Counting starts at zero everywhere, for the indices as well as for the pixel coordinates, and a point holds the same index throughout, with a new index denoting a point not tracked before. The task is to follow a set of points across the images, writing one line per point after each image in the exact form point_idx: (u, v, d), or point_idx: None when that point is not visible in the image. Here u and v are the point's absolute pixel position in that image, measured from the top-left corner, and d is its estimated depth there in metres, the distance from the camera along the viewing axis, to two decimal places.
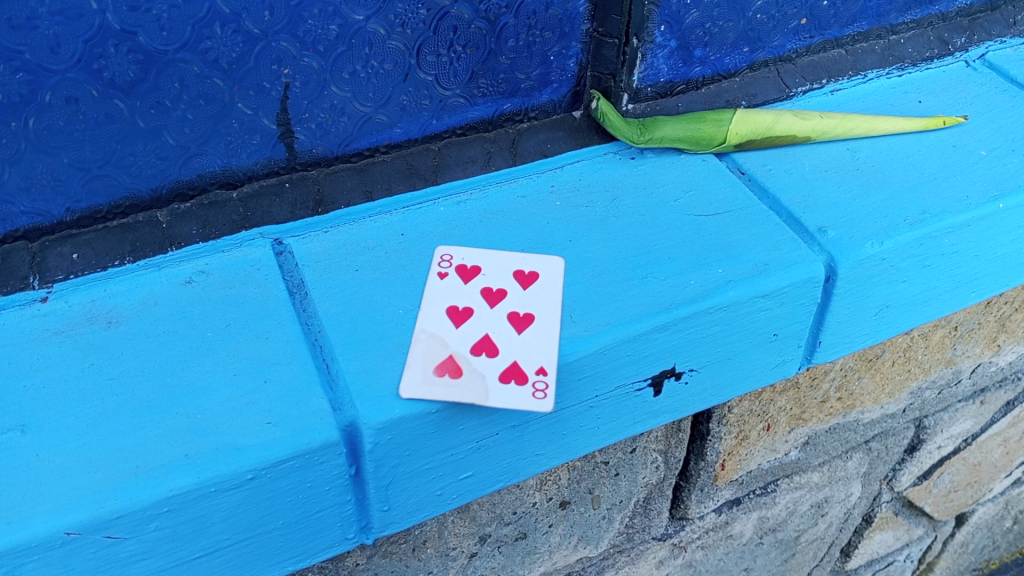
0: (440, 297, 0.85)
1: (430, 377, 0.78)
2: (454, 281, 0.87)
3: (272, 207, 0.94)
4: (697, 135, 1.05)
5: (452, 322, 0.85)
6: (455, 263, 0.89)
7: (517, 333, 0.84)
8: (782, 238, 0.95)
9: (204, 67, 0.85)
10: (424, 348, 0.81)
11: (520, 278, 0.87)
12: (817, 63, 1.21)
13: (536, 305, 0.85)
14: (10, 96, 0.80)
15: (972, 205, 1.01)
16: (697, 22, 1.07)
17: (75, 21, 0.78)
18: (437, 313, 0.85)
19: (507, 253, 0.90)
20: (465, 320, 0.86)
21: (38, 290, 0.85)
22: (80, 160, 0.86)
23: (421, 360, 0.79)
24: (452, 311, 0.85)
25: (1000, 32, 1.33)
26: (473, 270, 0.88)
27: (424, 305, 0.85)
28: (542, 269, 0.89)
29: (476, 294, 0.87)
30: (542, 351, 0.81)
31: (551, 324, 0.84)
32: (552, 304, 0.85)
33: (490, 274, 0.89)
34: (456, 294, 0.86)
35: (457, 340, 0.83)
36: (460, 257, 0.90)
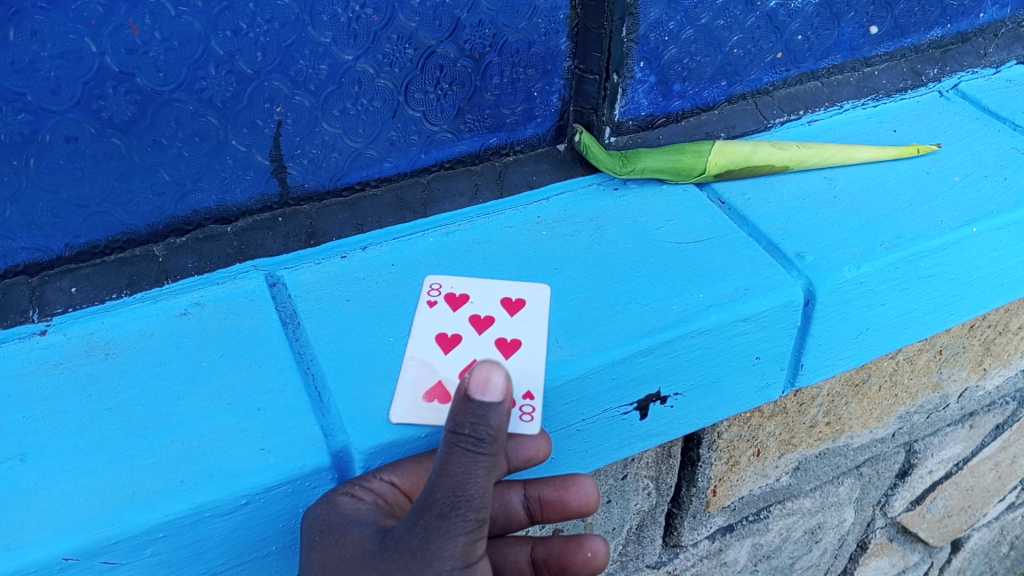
0: (428, 326, 0.88)
1: (419, 403, 0.80)
2: (443, 308, 0.89)
3: (266, 240, 0.96)
4: (678, 166, 1.08)
5: (441, 350, 0.87)
6: (443, 291, 0.91)
7: (506, 359, 0.86)
8: (761, 264, 0.98)
9: (199, 106, 0.87)
10: (413, 376, 0.83)
11: (508, 305, 0.90)
12: (794, 96, 1.24)
13: (522, 332, 0.88)
14: (12, 136, 0.81)
15: (947, 229, 1.04)
16: (675, 58, 1.10)
17: (75, 64, 0.80)
18: (426, 341, 0.87)
19: (493, 281, 0.93)
20: (453, 347, 0.88)
21: (37, 323, 0.87)
22: (79, 197, 0.88)
23: (409, 389, 0.81)
24: (441, 338, 0.87)
25: (971, 63, 1.38)
26: (461, 297, 0.91)
27: (413, 334, 0.87)
28: (528, 296, 0.91)
29: (465, 321, 0.89)
30: (531, 377, 0.83)
31: (537, 350, 0.86)
32: (537, 330, 0.88)
33: (478, 302, 0.91)
34: (443, 322, 0.88)
35: (446, 368, 0.85)
36: (449, 285, 0.92)
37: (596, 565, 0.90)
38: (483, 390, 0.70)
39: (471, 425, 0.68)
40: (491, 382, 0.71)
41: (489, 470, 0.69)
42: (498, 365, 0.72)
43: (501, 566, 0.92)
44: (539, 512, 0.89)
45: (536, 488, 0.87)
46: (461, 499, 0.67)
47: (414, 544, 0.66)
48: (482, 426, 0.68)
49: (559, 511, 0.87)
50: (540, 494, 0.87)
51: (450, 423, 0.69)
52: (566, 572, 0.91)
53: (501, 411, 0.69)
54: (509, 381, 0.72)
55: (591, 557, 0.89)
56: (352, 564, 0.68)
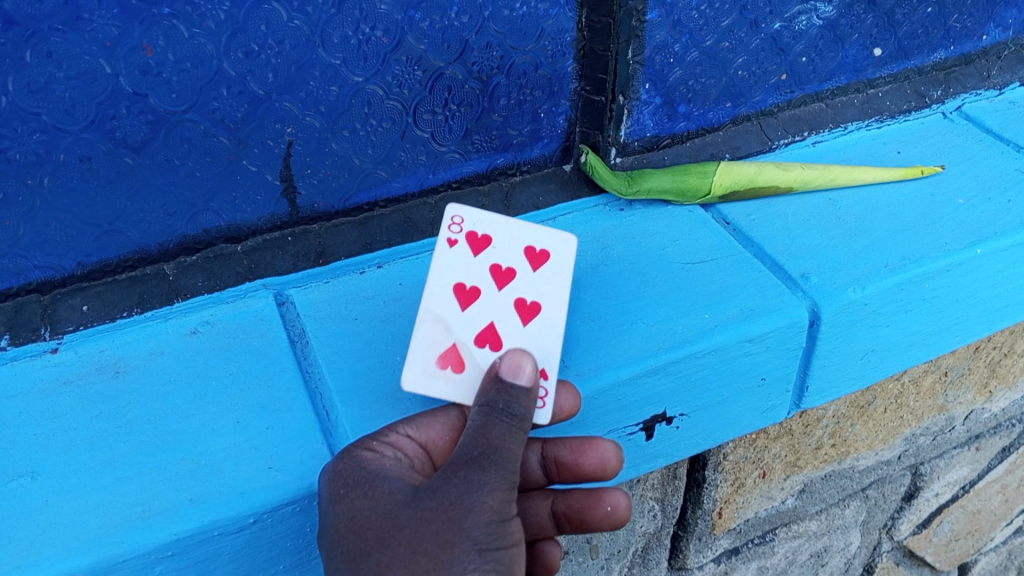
0: (446, 273, 0.85)
1: (431, 369, 0.82)
2: (464, 251, 0.87)
3: (275, 259, 0.96)
4: (682, 187, 1.09)
5: (457, 304, 0.85)
6: (467, 227, 0.87)
7: (522, 323, 0.85)
8: (765, 285, 0.99)
9: (211, 126, 0.87)
10: (427, 334, 0.83)
11: (531, 258, 0.88)
12: (798, 117, 1.25)
13: (541, 294, 0.86)
14: (27, 156, 0.81)
15: (951, 250, 1.05)
16: (680, 80, 1.10)
17: (90, 84, 0.79)
18: (443, 292, 0.85)
19: (521, 224, 0.89)
20: (470, 301, 0.85)
21: (49, 341, 0.87)
22: (91, 216, 0.88)
23: (424, 349, 0.82)
24: (459, 290, 0.85)
25: (974, 85, 1.39)
26: (483, 240, 0.88)
27: (431, 282, 0.85)
28: (555, 247, 0.88)
29: (484, 272, 0.87)
30: (545, 350, 0.83)
31: (555, 322, 0.84)
32: (557, 292, 0.86)
33: (500, 249, 0.88)
34: (462, 271, 0.86)
35: (460, 328, 0.84)
36: (471, 222, 0.88)
37: (616, 520, 0.91)
38: (516, 374, 0.76)
39: (506, 403, 0.74)
40: (523, 366, 0.77)
41: (517, 442, 0.74)
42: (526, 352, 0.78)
43: (523, 517, 0.95)
44: (556, 473, 0.90)
45: (551, 449, 0.88)
46: (497, 461, 0.71)
47: (453, 496, 0.69)
48: (516, 403, 0.74)
49: (575, 475, 0.87)
50: (557, 454, 0.87)
51: (483, 398, 0.75)
52: (586, 526, 0.92)
53: (535, 393, 0.75)
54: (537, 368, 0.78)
55: (610, 511, 0.91)
56: (384, 511, 0.69)
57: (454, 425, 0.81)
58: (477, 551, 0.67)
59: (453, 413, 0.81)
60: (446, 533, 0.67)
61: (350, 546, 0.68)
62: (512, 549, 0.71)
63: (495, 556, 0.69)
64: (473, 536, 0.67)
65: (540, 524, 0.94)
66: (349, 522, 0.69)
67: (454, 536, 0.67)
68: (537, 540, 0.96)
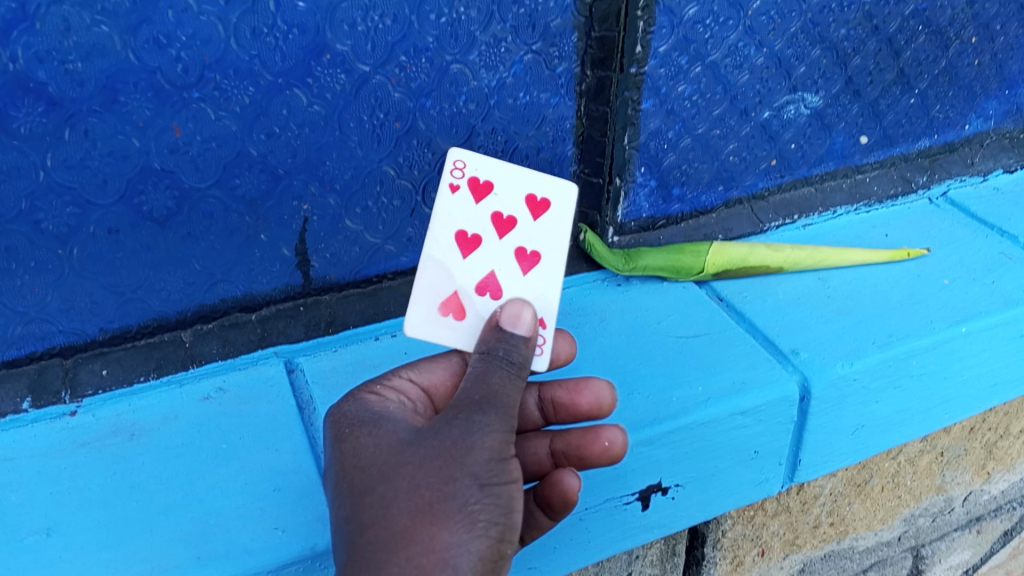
0: (450, 219, 0.83)
1: (433, 317, 0.82)
2: (466, 198, 0.84)
3: (287, 327, 1.00)
4: (678, 265, 1.14)
5: (458, 252, 0.83)
6: (469, 172, 0.84)
7: (523, 274, 0.83)
8: (757, 359, 1.03)
9: (231, 202, 0.92)
10: (429, 281, 0.83)
11: (531, 206, 0.85)
12: (787, 201, 1.30)
13: (543, 244, 0.84)
14: (59, 227, 0.86)
15: (937, 329, 1.09)
16: (673, 164, 1.16)
17: (121, 162, 0.85)
18: (444, 240, 0.83)
19: (519, 170, 0.86)
20: (472, 249, 0.83)
21: (69, 404, 0.91)
22: (116, 285, 0.92)
23: (427, 295, 0.82)
24: (460, 237, 0.83)
25: (959, 172, 1.45)
26: (485, 187, 0.85)
27: (434, 226, 0.83)
28: (557, 196, 0.86)
29: (485, 219, 0.84)
30: (543, 304, 0.82)
31: (556, 269, 0.83)
32: (558, 244, 0.84)
33: (502, 195, 0.85)
34: (465, 218, 0.83)
35: (462, 278, 0.82)
36: (473, 167, 0.84)
37: (613, 455, 0.84)
38: (515, 322, 0.72)
39: (504, 349, 0.70)
40: (523, 315, 0.72)
41: (518, 390, 0.69)
42: (527, 301, 0.74)
43: (522, 459, 0.92)
44: (554, 413, 0.91)
45: (548, 390, 0.89)
46: (497, 402, 0.66)
47: (453, 435, 0.64)
48: (515, 350, 0.70)
49: (571, 413, 0.89)
50: (553, 395, 0.89)
51: (483, 346, 0.71)
52: (584, 465, 0.86)
53: (533, 343, 0.71)
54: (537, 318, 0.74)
55: (607, 446, 0.83)
56: (386, 448, 0.65)
57: (454, 371, 0.81)
58: (478, 487, 0.62)
59: (453, 360, 0.82)
60: (446, 469, 0.62)
61: (352, 484, 0.64)
62: (514, 487, 0.66)
63: (497, 493, 0.64)
64: (473, 473, 0.63)
65: (538, 462, 0.91)
66: (352, 460, 0.66)
67: (454, 471, 0.62)
68: (536, 480, 0.92)
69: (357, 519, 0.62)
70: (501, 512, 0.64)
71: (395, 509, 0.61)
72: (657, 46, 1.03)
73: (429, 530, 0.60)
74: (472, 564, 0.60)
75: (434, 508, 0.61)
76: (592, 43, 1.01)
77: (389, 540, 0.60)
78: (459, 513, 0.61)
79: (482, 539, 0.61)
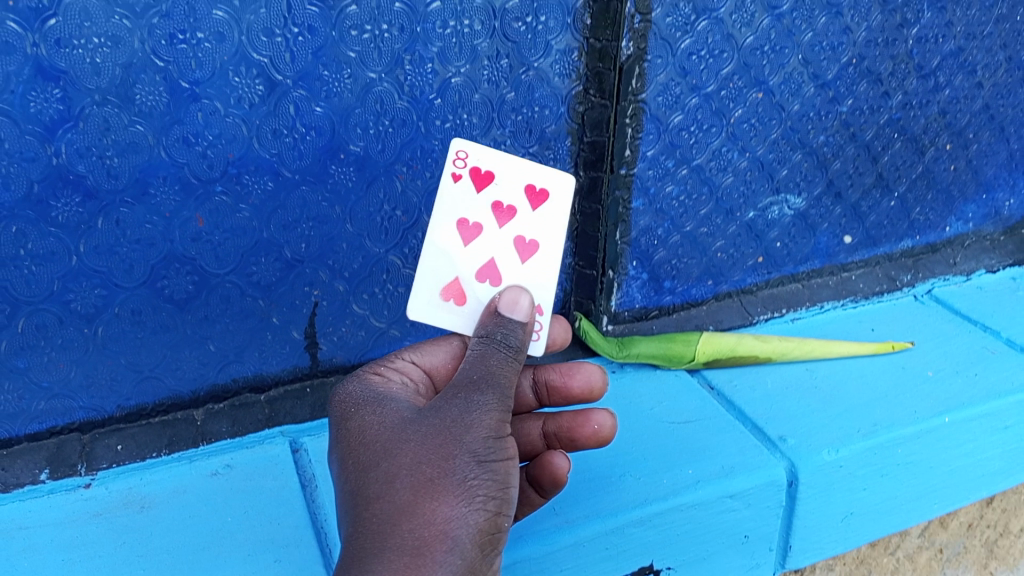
0: (452, 208, 0.86)
1: (437, 301, 0.86)
2: (468, 186, 0.86)
3: (294, 407, 1.06)
4: (669, 353, 1.21)
5: (459, 240, 0.86)
6: (471, 162, 0.86)
7: (521, 261, 0.87)
8: (746, 445, 1.07)
9: (247, 287, 0.98)
10: (432, 267, 0.87)
11: (530, 195, 0.88)
12: (776, 295, 1.37)
13: (539, 232, 0.88)
14: (86, 308, 0.92)
15: (921, 418, 1.13)
16: (664, 259, 1.23)
17: (148, 249, 0.91)
18: (446, 228, 0.86)
19: (520, 161, 0.88)
20: (473, 237, 0.87)
21: (83, 476, 0.95)
22: (135, 363, 0.97)
23: (430, 281, 0.86)
24: (461, 226, 0.87)
25: (942, 271, 1.51)
26: (486, 176, 0.87)
27: (436, 215, 0.87)
28: (554, 186, 0.88)
29: (485, 207, 0.87)
30: (539, 289, 0.87)
31: (551, 257, 0.88)
32: (555, 234, 0.88)
33: (502, 185, 0.87)
34: (466, 207, 0.86)
35: (463, 264, 0.86)
36: (475, 157, 0.86)
37: (602, 437, 0.90)
38: (513, 307, 0.75)
39: (502, 334, 0.73)
40: (520, 302, 0.75)
41: (515, 373, 0.72)
42: (523, 290, 0.77)
43: (516, 438, 0.94)
44: (545, 396, 0.94)
45: (543, 372, 0.93)
46: (496, 383, 0.69)
47: (454, 413, 0.66)
48: (512, 335, 0.73)
49: (564, 397, 0.93)
50: (547, 379, 0.93)
51: (482, 330, 0.74)
52: (575, 444, 0.91)
53: (530, 329, 0.74)
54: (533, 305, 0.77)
55: (597, 429, 0.90)
56: (388, 425, 0.67)
57: (455, 354, 0.85)
58: (476, 463, 0.64)
59: (454, 342, 0.86)
60: (445, 445, 0.64)
61: (354, 460, 0.65)
62: (511, 466, 0.67)
63: (495, 469, 0.65)
64: (472, 449, 0.64)
65: (531, 442, 0.93)
66: (356, 438, 0.67)
67: (454, 448, 0.64)
68: (528, 458, 0.95)
69: (359, 493, 0.63)
70: (499, 486, 0.65)
71: (397, 483, 0.62)
72: (645, 150, 1.10)
73: (429, 502, 0.60)
74: (471, 536, 0.61)
75: (435, 481, 0.62)
76: (584, 147, 1.09)
77: (389, 511, 0.60)
78: (459, 486, 0.62)
79: (481, 513, 0.62)
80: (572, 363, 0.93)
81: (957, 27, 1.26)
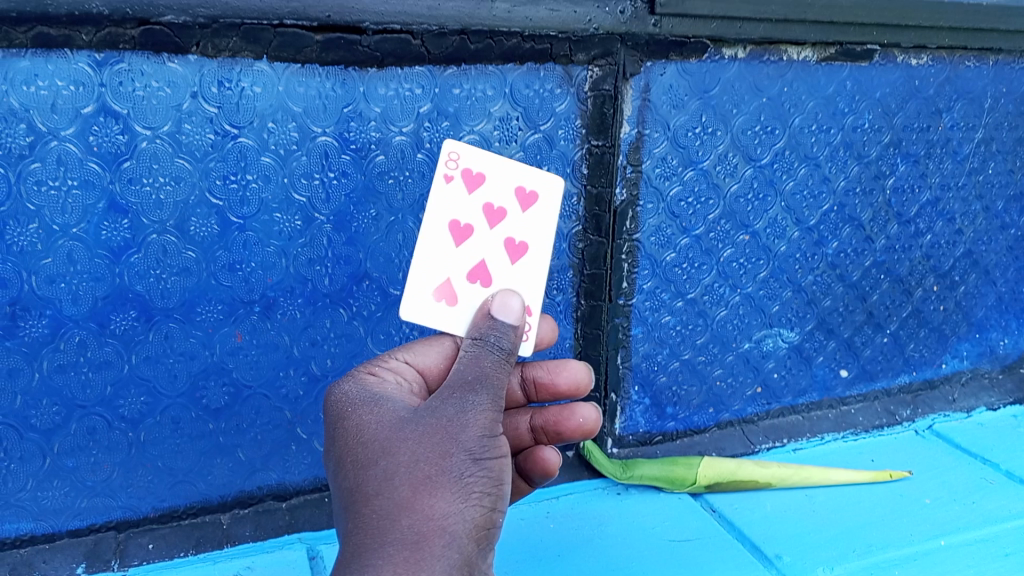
0: (445, 210, 0.91)
1: (429, 301, 0.90)
2: (459, 187, 0.92)
3: (313, 516, 1.13)
4: (671, 475, 1.27)
5: (451, 241, 0.92)
6: (462, 163, 0.92)
7: (511, 261, 0.93)
8: (744, 562, 1.11)
9: (277, 399, 1.08)
10: (425, 270, 0.91)
11: (520, 197, 0.95)
12: (777, 426, 1.42)
13: (527, 234, 0.94)
14: (132, 413, 1.02)
15: (916, 541, 1.17)
16: (665, 384, 1.31)
17: (191, 361, 1.02)
18: (438, 230, 0.91)
19: (509, 164, 0.94)
20: (465, 238, 0.92)
21: (116, 571, 1.03)
22: (171, 467, 1.06)
23: (422, 284, 0.90)
24: (453, 227, 0.92)
25: (942, 407, 1.55)
26: (477, 176, 0.93)
27: (430, 214, 0.91)
28: (542, 188, 0.95)
29: (477, 208, 0.92)
30: (527, 287, 0.93)
31: (538, 259, 0.94)
32: (540, 236, 0.94)
33: (492, 186, 0.93)
34: (458, 209, 0.92)
35: (455, 265, 0.91)
36: (466, 158, 0.92)
37: (586, 430, 0.98)
38: (504, 310, 0.78)
39: (494, 336, 0.76)
40: (511, 305, 0.79)
41: (506, 374, 0.75)
42: (513, 293, 0.81)
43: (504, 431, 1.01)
44: (533, 392, 0.99)
45: (531, 371, 0.97)
46: (488, 383, 0.72)
47: (449, 413, 0.69)
48: (504, 338, 0.76)
49: (551, 393, 0.98)
50: (535, 376, 0.97)
51: (475, 333, 0.77)
52: (561, 438, 0.98)
53: (520, 332, 0.78)
54: (523, 308, 0.81)
55: (582, 422, 0.97)
56: (386, 425, 0.70)
57: (448, 355, 0.87)
58: (472, 461, 0.67)
59: (447, 343, 0.87)
60: (442, 444, 0.67)
61: (354, 459, 0.68)
62: (504, 462, 0.70)
63: (489, 467, 0.68)
64: (467, 447, 0.67)
65: (519, 436, 1.00)
66: (354, 438, 0.70)
67: (450, 446, 0.67)
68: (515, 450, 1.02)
69: (359, 491, 0.66)
70: (494, 484, 0.68)
71: (396, 480, 0.65)
72: (642, 283, 1.22)
73: (427, 498, 0.64)
74: (467, 530, 0.64)
75: (433, 478, 0.65)
76: (585, 278, 1.18)
77: (389, 507, 0.63)
78: (456, 483, 0.65)
79: (477, 508, 0.66)
80: (560, 361, 0.98)
81: (932, 179, 1.39)
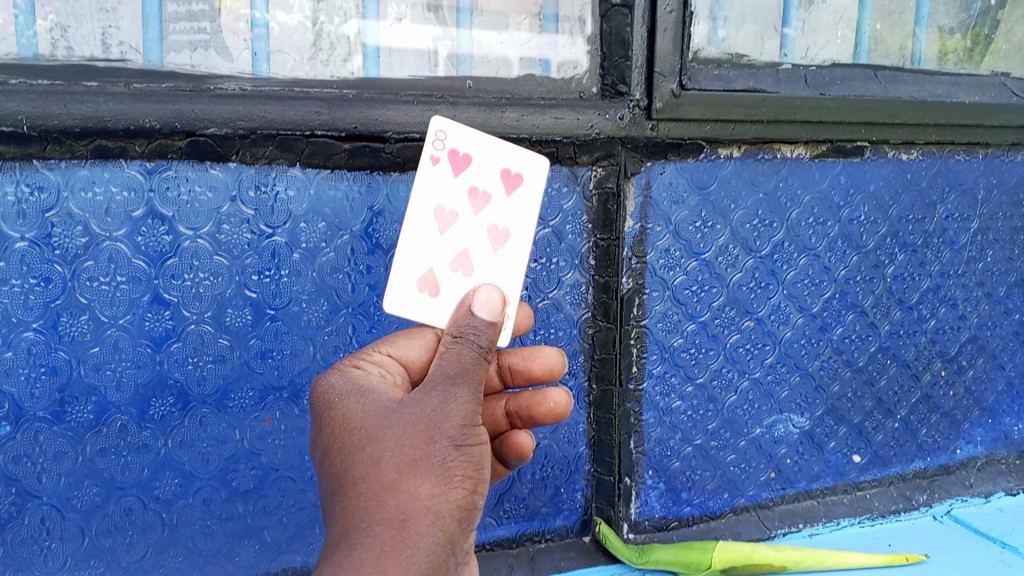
0: (431, 195, 0.96)
1: (412, 291, 0.95)
2: (445, 170, 0.97)
3: None
4: (687, 559, 1.26)
5: (436, 226, 0.96)
6: (449, 143, 0.97)
7: (493, 248, 0.97)
8: None
9: (302, 481, 1.12)
10: (410, 257, 0.95)
11: (505, 179, 0.99)
12: (791, 511, 1.42)
13: (510, 221, 0.98)
14: (165, 494, 1.06)
15: None
16: (679, 469, 1.34)
17: (223, 445, 1.07)
18: (424, 216, 0.96)
19: (495, 145, 0.98)
20: (449, 224, 0.96)
21: None
22: (201, 548, 1.09)
23: (406, 274, 0.95)
24: (439, 213, 0.96)
25: (959, 491, 1.55)
26: (464, 157, 0.97)
27: (416, 198, 0.96)
28: (525, 171, 0.99)
29: (461, 193, 0.97)
30: (507, 275, 0.97)
31: (521, 244, 0.98)
32: (523, 222, 0.98)
33: (478, 169, 0.97)
34: (444, 194, 0.96)
35: (437, 253, 0.95)
36: (452, 137, 0.97)
37: (558, 413, 1.05)
38: (485, 307, 0.80)
39: (472, 331, 0.79)
40: (493, 301, 0.81)
41: (485, 368, 0.78)
42: (493, 288, 0.83)
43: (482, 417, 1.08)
44: (509, 378, 1.06)
45: (506, 358, 1.04)
46: (468, 377, 0.76)
47: (433, 404, 0.73)
48: (482, 335, 0.79)
49: (526, 378, 1.05)
50: (511, 363, 1.04)
51: (454, 329, 0.80)
52: (534, 421, 1.06)
53: (498, 327, 0.80)
54: (501, 300, 0.82)
55: (553, 406, 1.05)
56: (371, 414, 0.75)
57: (428, 346, 0.91)
58: (453, 447, 0.72)
59: (428, 336, 0.92)
60: (425, 431, 0.71)
61: (341, 446, 0.74)
62: (483, 447, 0.76)
63: (470, 453, 0.73)
64: (449, 434, 0.72)
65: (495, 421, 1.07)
66: (342, 426, 0.75)
67: (433, 434, 0.71)
68: None
69: (347, 475, 0.71)
70: (474, 468, 0.73)
71: (382, 464, 0.70)
72: (651, 368, 1.27)
73: (412, 481, 0.69)
74: (449, 510, 0.70)
75: (416, 462, 0.70)
76: (595, 363, 1.24)
77: (376, 489, 0.69)
78: (438, 468, 0.70)
79: (458, 490, 0.71)
80: (534, 348, 1.05)
81: (931, 267, 1.45)
